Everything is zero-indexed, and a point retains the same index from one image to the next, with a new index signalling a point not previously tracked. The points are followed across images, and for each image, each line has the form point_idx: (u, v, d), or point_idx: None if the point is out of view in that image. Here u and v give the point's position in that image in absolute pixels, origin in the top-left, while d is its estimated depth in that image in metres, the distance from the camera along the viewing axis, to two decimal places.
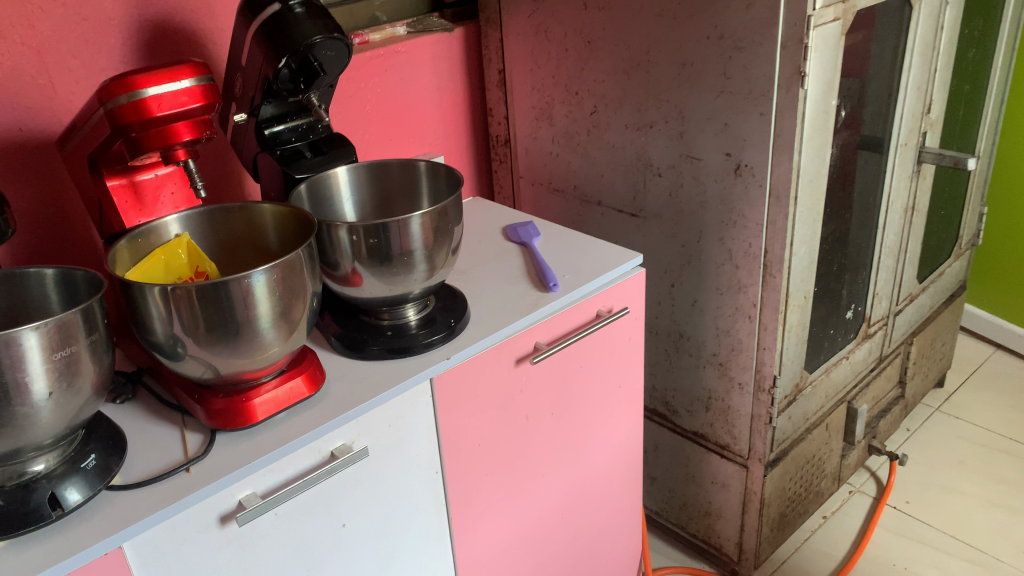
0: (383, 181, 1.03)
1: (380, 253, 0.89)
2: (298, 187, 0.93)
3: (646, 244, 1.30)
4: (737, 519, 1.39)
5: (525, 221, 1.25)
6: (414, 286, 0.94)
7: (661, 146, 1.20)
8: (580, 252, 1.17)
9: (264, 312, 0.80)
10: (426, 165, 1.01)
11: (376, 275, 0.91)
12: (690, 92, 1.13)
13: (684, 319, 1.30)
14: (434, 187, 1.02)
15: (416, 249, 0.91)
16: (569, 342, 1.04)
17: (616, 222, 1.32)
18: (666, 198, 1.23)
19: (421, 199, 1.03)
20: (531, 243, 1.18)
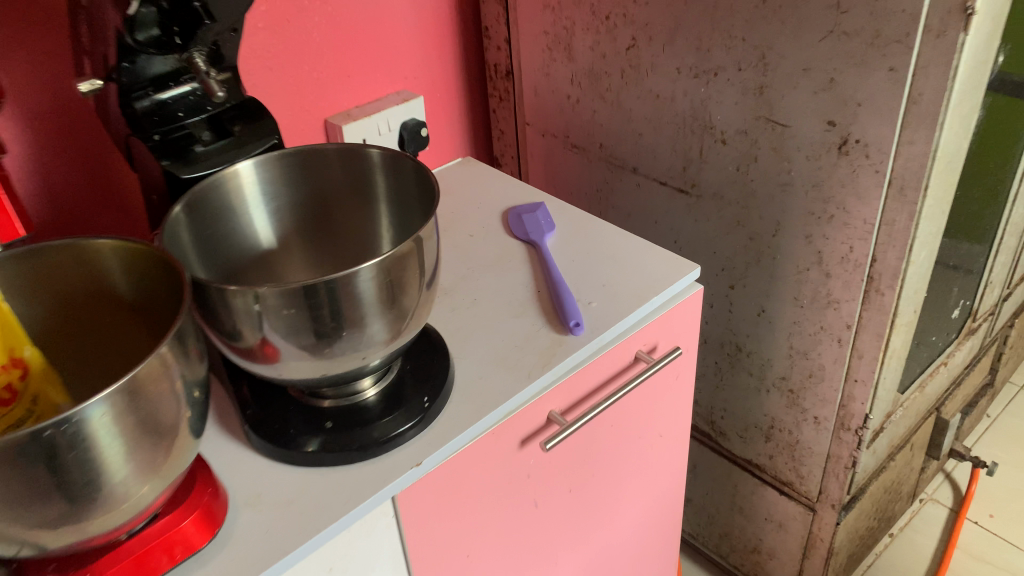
0: (323, 178, 0.67)
1: (310, 315, 0.56)
2: (176, 209, 0.57)
3: (697, 231, 0.95)
4: (795, 562, 1.12)
5: (532, 206, 0.90)
6: (369, 356, 0.61)
7: (727, 102, 0.84)
8: (612, 259, 0.83)
9: (113, 454, 0.49)
10: (386, 157, 0.65)
11: (304, 348, 0.58)
12: (780, 29, 0.76)
13: (744, 330, 0.98)
14: (399, 189, 0.66)
15: (365, 304, 0.57)
16: (598, 410, 0.73)
17: (658, 197, 0.97)
18: (731, 174, 0.88)
19: (382, 206, 0.68)
20: (540, 245, 0.84)
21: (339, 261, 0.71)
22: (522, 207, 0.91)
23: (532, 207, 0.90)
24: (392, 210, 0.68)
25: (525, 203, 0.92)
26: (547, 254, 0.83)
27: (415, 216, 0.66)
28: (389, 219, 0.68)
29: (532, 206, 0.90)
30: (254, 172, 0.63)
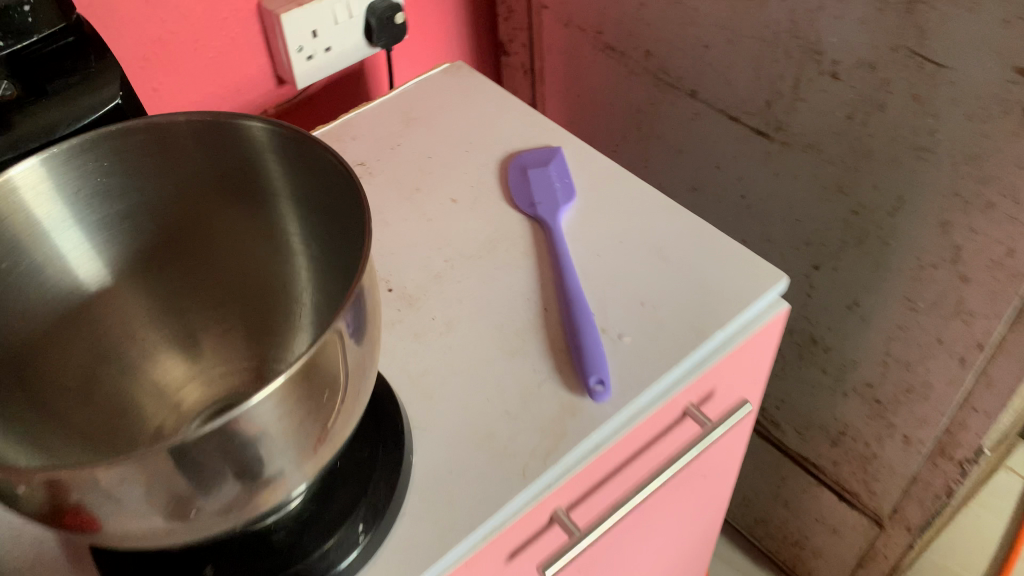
0: (184, 166, 0.41)
1: (157, 455, 0.28)
2: None
3: (775, 189, 0.68)
4: (845, 568, 0.93)
5: (542, 160, 0.63)
6: (285, 477, 0.35)
7: (849, 19, 0.54)
8: (657, 255, 0.57)
9: None
10: (280, 142, 0.39)
11: (156, 506, 0.31)
12: None
13: (823, 321, 0.73)
14: (307, 190, 0.41)
15: (258, 407, 0.30)
16: (609, 523, 0.52)
17: (722, 137, 0.69)
18: (837, 122, 0.60)
19: (282, 209, 0.43)
20: (551, 229, 0.58)
21: (225, 285, 0.46)
22: (529, 157, 0.63)
23: (543, 160, 0.63)
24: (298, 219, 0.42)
25: (535, 149, 0.64)
26: (559, 244, 0.57)
27: (331, 233, 0.41)
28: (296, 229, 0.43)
29: (544, 158, 0.63)
30: (54, 167, 0.38)
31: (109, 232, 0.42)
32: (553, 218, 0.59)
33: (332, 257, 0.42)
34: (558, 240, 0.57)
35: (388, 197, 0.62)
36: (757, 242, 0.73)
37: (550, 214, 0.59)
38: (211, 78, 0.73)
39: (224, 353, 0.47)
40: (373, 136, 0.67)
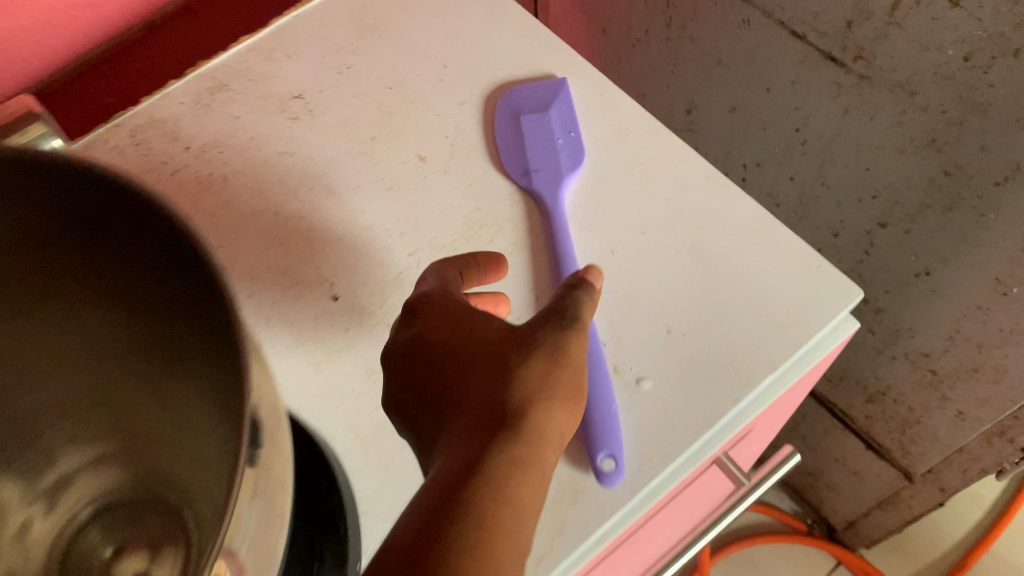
0: None
1: None
2: None
3: (842, 129, 0.53)
4: (862, 503, 0.86)
5: (543, 101, 0.47)
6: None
7: None
8: (688, 252, 0.43)
9: None
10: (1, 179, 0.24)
11: None
12: None
13: (880, 281, 0.60)
14: (93, 235, 0.26)
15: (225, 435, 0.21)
16: None
17: (778, 55, 0.52)
18: (946, 62, 0.43)
19: (57, 271, 0.27)
20: (551, 215, 0.44)
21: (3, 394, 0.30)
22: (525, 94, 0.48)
23: (544, 103, 0.47)
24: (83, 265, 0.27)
25: (534, 81, 0.48)
26: (561, 239, 0.43)
27: (149, 286, 0.26)
28: (91, 293, 0.28)
29: (545, 98, 0.47)
30: None
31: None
32: (555, 196, 0.44)
33: (162, 322, 0.27)
34: (560, 232, 0.43)
35: (336, 150, 0.47)
36: (809, 182, 0.58)
37: (550, 190, 0.44)
38: None
39: (66, 451, 0.32)
40: (317, 54, 0.50)
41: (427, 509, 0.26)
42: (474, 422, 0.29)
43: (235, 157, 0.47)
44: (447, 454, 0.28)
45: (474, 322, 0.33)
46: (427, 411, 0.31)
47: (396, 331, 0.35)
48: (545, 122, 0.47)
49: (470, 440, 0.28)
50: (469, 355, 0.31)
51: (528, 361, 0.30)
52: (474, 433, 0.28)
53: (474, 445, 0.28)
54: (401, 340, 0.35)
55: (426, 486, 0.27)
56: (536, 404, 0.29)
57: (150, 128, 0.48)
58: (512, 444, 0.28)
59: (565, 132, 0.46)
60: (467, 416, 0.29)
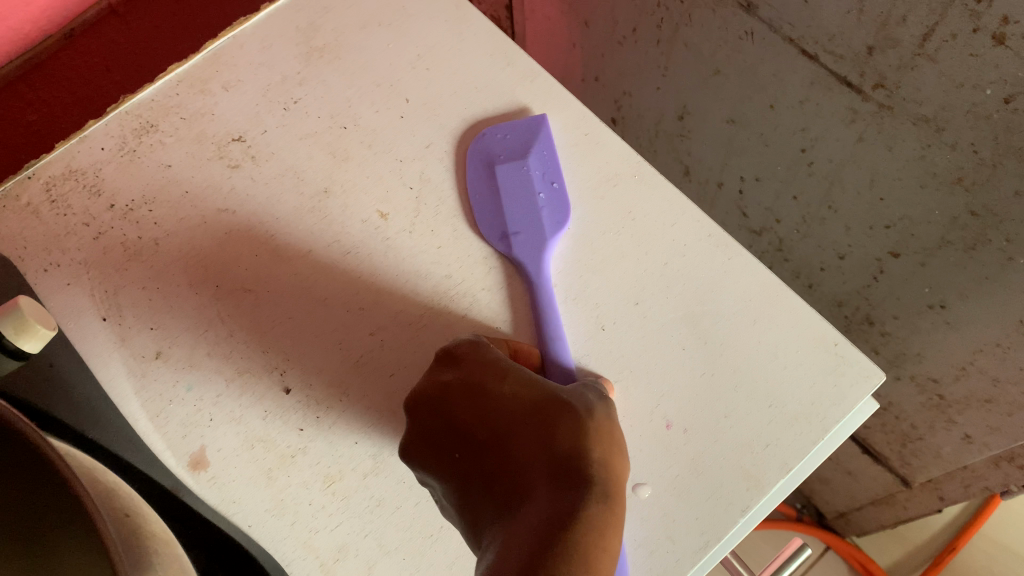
0: None
1: None
2: None
3: (855, 155, 0.47)
4: (854, 499, 0.84)
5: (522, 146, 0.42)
6: None
7: None
8: (688, 327, 0.38)
9: None
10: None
11: None
12: None
13: (888, 306, 0.55)
14: None
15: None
16: None
17: (785, 72, 0.47)
18: (981, 101, 0.38)
19: None
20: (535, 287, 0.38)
21: None
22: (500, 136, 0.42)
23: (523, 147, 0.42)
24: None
25: (511, 121, 0.42)
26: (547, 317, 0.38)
27: None
28: None
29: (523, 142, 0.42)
30: None
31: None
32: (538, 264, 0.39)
33: None
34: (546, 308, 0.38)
35: (284, 206, 0.41)
36: (813, 204, 0.53)
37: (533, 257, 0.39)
38: None
39: None
40: (259, 85, 0.44)
41: (538, 564, 0.24)
42: (551, 475, 0.27)
43: (167, 216, 0.41)
44: (533, 510, 0.26)
45: (524, 373, 0.32)
46: (479, 459, 0.29)
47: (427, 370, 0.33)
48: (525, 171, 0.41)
49: (557, 496, 0.26)
50: (525, 406, 0.30)
51: (594, 418, 0.30)
52: (560, 483, 0.27)
53: (561, 500, 0.26)
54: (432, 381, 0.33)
55: (526, 540, 0.25)
56: (610, 460, 0.28)
57: (66, 178, 0.42)
58: (604, 500, 0.27)
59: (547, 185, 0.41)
60: (539, 470, 0.28)
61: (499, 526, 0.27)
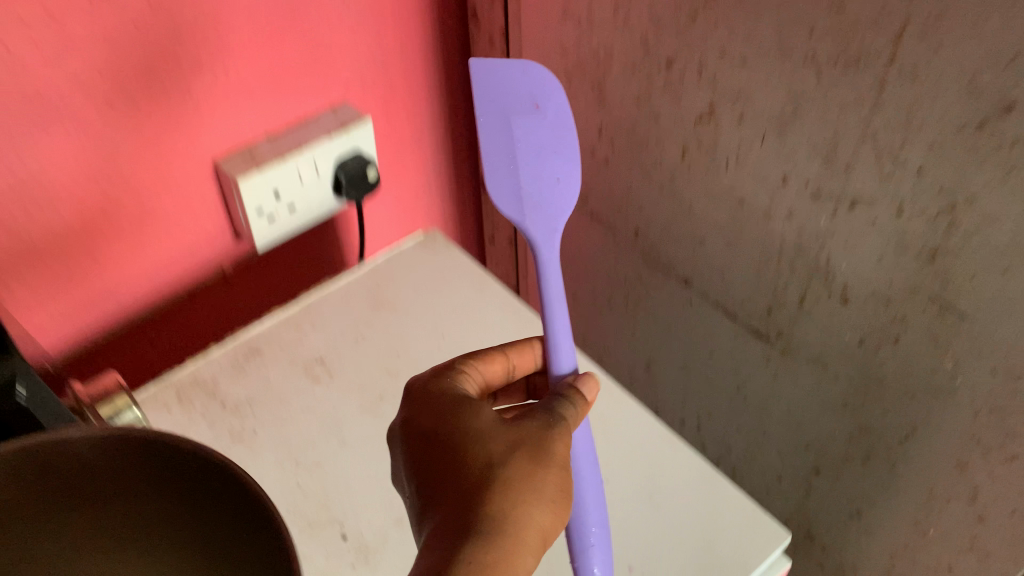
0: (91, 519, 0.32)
1: None
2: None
3: (774, 390, 0.63)
4: None
5: (529, 93, 0.45)
6: None
7: (864, 253, 0.49)
8: (646, 501, 0.51)
9: None
10: (141, 444, 0.31)
11: None
12: (992, 181, 0.41)
13: (824, 521, 0.67)
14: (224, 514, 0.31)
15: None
16: None
17: (717, 329, 0.64)
18: (846, 343, 0.55)
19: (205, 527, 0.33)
20: (543, 260, 0.43)
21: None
22: (489, 73, 0.45)
23: (528, 95, 0.45)
24: (172, 502, 0.32)
25: (501, 63, 0.45)
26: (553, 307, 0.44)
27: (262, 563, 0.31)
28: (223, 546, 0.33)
29: (531, 79, 0.45)
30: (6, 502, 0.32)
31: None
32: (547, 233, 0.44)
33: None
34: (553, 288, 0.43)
35: (350, 408, 0.56)
36: (752, 433, 0.68)
37: (545, 233, 0.45)
38: (165, 246, 0.66)
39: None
40: (336, 326, 0.61)
41: None
42: (448, 521, 0.36)
43: (264, 413, 0.56)
44: (425, 550, 0.35)
45: (462, 416, 0.39)
46: (419, 488, 0.38)
47: (402, 403, 0.42)
48: (538, 125, 0.45)
49: (446, 539, 0.35)
50: (451, 450, 0.38)
51: (497, 470, 0.37)
52: (451, 530, 0.35)
53: (448, 542, 0.35)
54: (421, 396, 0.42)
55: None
56: (503, 503, 0.36)
57: (193, 385, 0.57)
58: (478, 545, 0.34)
59: (562, 129, 0.46)
60: (442, 513, 0.36)
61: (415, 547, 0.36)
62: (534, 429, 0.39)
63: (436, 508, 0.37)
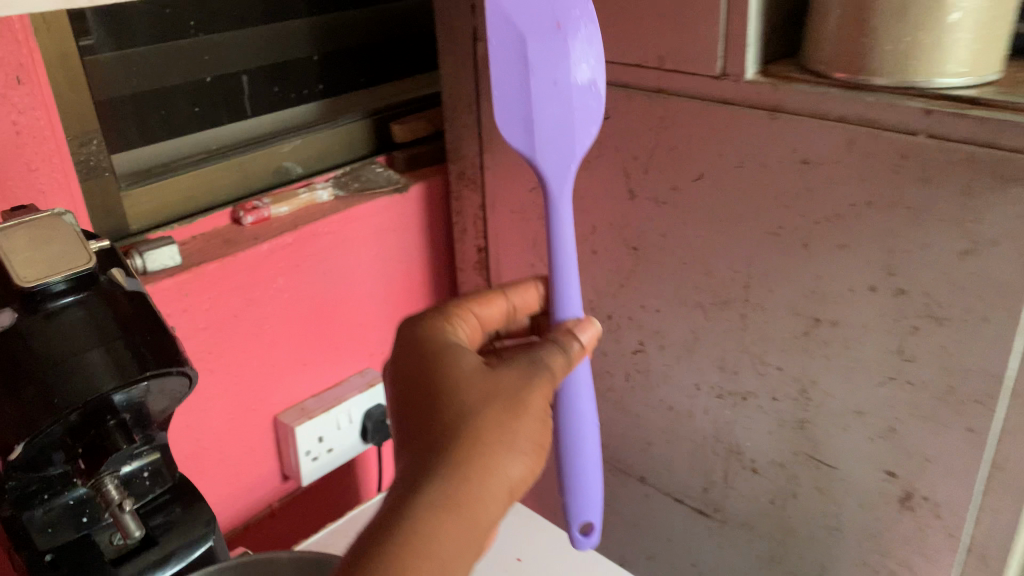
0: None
1: None
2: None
3: (720, 559, 0.80)
4: None
5: (553, 14, 0.56)
6: None
7: (760, 431, 0.71)
8: None
9: None
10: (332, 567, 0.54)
11: None
12: (825, 367, 0.65)
13: None
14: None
15: None
16: None
17: (669, 515, 0.82)
18: (763, 504, 0.74)
19: None
20: (554, 191, 0.57)
21: None
22: None
23: (552, 11, 0.56)
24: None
25: None
26: (576, 426, 0.60)
27: None
28: None
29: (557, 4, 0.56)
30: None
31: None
32: (558, 171, 0.57)
33: None
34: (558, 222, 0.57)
35: None
36: None
37: (555, 169, 0.58)
38: (230, 482, 0.84)
39: None
40: None
41: (380, 534, 0.43)
42: (423, 474, 0.45)
43: None
44: (399, 500, 0.44)
45: (451, 374, 0.50)
46: (410, 411, 0.50)
47: (408, 339, 0.54)
48: (560, 41, 0.56)
49: (419, 489, 0.44)
50: (439, 404, 0.48)
51: (473, 425, 0.47)
52: (423, 483, 0.45)
53: (420, 493, 0.44)
54: (428, 336, 0.54)
55: (386, 520, 0.43)
56: (473, 456, 0.46)
57: None
58: (446, 500, 0.44)
59: (583, 43, 0.57)
60: (420, 458, 0.46)
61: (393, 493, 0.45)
62: (518, 385, 0.49)
63: (424, 428, 0.48)
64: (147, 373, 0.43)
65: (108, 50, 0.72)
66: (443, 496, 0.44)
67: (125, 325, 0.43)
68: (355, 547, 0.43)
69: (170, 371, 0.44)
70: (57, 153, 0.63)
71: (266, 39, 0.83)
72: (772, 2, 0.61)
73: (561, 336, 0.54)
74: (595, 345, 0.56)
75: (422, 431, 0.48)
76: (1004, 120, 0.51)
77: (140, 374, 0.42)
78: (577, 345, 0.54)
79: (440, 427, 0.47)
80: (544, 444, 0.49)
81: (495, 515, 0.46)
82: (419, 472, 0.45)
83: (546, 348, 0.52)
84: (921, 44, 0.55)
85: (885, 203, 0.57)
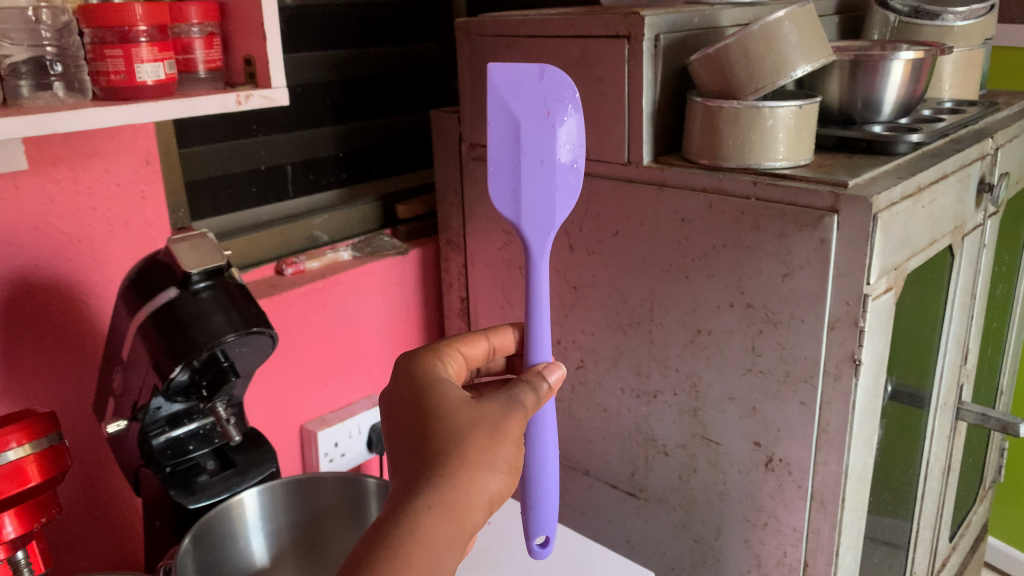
0: (308, 509, 0.81)
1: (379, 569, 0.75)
2: (271, 500, 0.78)
3: (647, 531, 1.03)
4: None
5: (545, 102, 0.70)
6: None
7: (667, 420, 0.96)
8: (583, 559, 0.95)
9: None
10: (353, 480, 0.81)
11: None
12: (707, 365, 0.91)
13: None
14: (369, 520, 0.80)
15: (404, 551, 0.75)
16: None
17: (608, 498, 1.06)
18: (675, 481, 0.98)
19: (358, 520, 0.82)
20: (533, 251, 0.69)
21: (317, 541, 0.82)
22: (518, 74, 0.69)
23: (544, 101, 0.70)
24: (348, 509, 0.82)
25: (521, 68, 0.69)
26: (540, 453, 0.71)
27: None
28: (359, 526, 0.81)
29: (549, 95, 0.70)
30: (278, 500, 0.79)
31: (270, 485, 0.77)
32: (540, 231, 0.70)
33: None
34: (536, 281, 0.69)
35: None
36: None
37: (536, 231, 0.70)
38: None
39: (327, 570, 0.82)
40: None
41: (386, 532, 0.54)
42: (421, 485, 0.56)
43: None
44: (402, 506, 0.55)
45: (444, 405, 0.61)
46: (408, 435, 0.61)
47: (409, 378, 0.65)
48: (549, 125, 0.70)
49: (417, 497, 0.55)
50: (433, 428, 0.59)
51: (463, 446, 0.58)
52: (421, 493, 0.56)
53: (419, 501, 0.55)
54: (422, 375, 0.65)
55: (392, 523, 0.54)
56: (462, 471, 0.57)
57: None
58: (440, 504, 0.55)
59: (566, 128, 0.71)
60: (418, 472, 0.57)
61: (398, 501, 0.56)
62: (500, 417, 0.60)
63: (422, 450, 0.59)
64: (253, 329, 0.68)
65: (196, 145, 1.00)
66: (435, 505, 0.55)
67: (237, 303, 0.69)
68: (365, 544, 0.54)
69: (265, 330, 0.69)
70: (166, 213, 0.91)
71: (305, 141, 1.12)
72: (659, 115, 0.91)
73: (533, 377, 0.65)
74: (561, 385, 0.67)
75: (420, 452, 0.59)
76: (798, 188, 0.79)
77: (246, 329, 0.68)
78: (545, 385, 0.65)
79: (436, 449, 0.58)
80: (518, 465, 0.60)
81: (477, 521, 0.57)
82: (421, 483, 0.56)
83: (521, 388, 0.63)
84: (751, 141, 0.84)
85: (734, 245, 0.85)
